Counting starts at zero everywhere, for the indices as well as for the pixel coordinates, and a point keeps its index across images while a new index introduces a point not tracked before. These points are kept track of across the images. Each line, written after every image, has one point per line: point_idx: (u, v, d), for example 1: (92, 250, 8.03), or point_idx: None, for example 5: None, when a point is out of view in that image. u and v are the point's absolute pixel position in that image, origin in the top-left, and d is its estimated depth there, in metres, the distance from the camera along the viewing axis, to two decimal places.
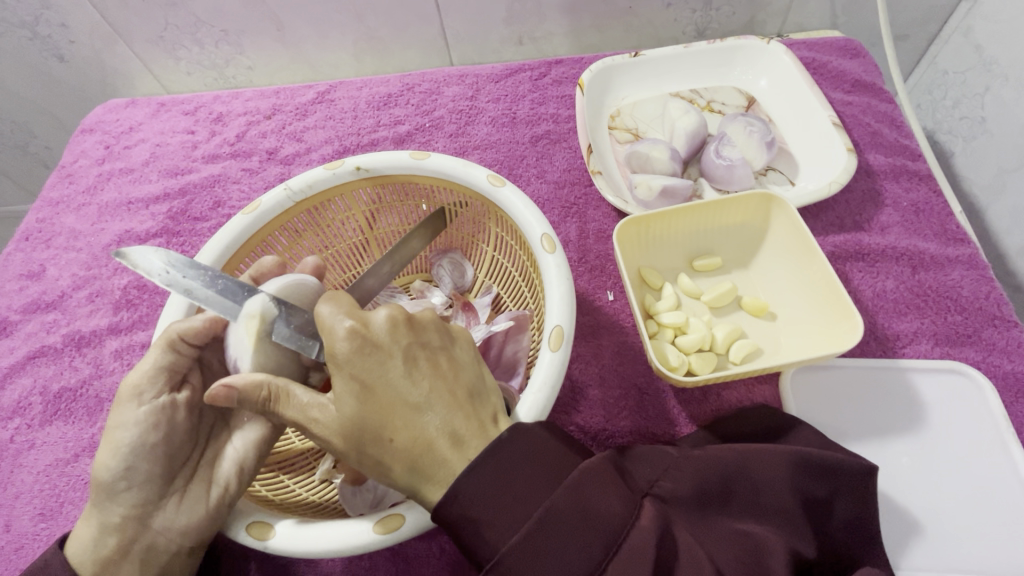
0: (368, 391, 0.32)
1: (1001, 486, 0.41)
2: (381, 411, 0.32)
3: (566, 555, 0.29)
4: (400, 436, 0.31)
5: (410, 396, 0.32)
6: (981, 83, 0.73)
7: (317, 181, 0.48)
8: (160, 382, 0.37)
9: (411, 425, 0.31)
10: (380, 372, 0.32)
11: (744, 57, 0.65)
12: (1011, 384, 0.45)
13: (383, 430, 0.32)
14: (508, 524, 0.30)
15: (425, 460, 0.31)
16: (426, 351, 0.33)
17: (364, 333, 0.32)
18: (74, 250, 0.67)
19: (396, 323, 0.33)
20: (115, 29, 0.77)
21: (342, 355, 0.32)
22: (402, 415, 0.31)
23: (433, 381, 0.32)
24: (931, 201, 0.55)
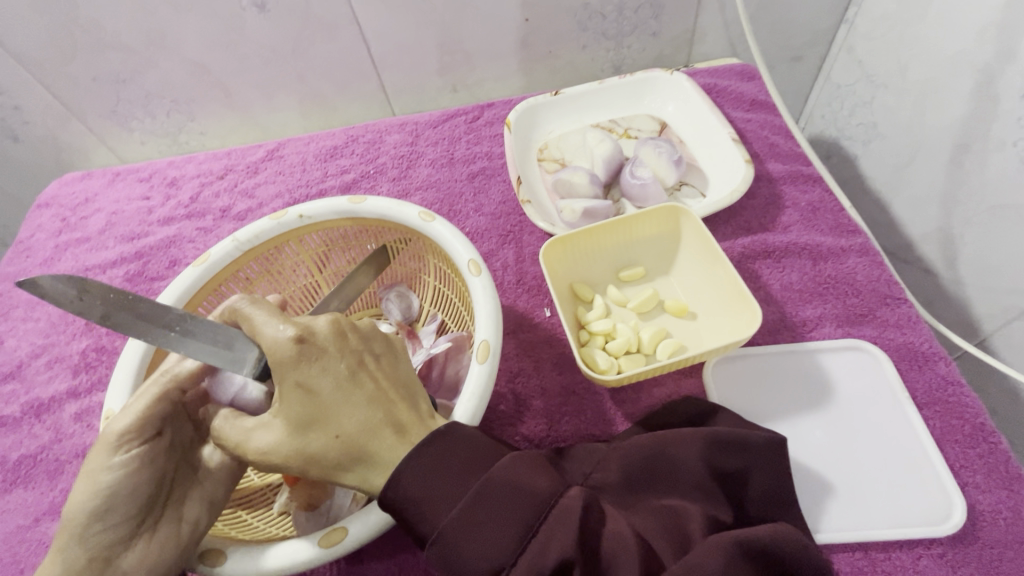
0: (314, 395, 0.34)
1: (904, 446, 0.45)
2: (325, 412, 0.35)
3: (497, 525, 0.32)
4: (346, 431, 0.34)
5: (348, 394, 0.35)
6: (869, 93, 0.82)
7: (263, 232, 0.51)
8: (146, 428, 0.38)
9: (353, 419, 0.35)
10: (321, 376, 0.35)
11: (654, 87, 0.72)
12: (906, 355, 0.50)
13: (328, 427, 0.34)
14: (446, 500, 0.33)
15: (371, 449, 0.35)
16: (368, 355, 0.37)
17: (309, 339, 0.35)
18: (31, 320, 0.68)
19: (338, 331, 0.36)
20: (69, 108, 0.81)
21: (285, 362, 0.34)
22: (344, 412, 0.35)
23: (375, 381, 0.36)
24: (825, 200, 0.62)
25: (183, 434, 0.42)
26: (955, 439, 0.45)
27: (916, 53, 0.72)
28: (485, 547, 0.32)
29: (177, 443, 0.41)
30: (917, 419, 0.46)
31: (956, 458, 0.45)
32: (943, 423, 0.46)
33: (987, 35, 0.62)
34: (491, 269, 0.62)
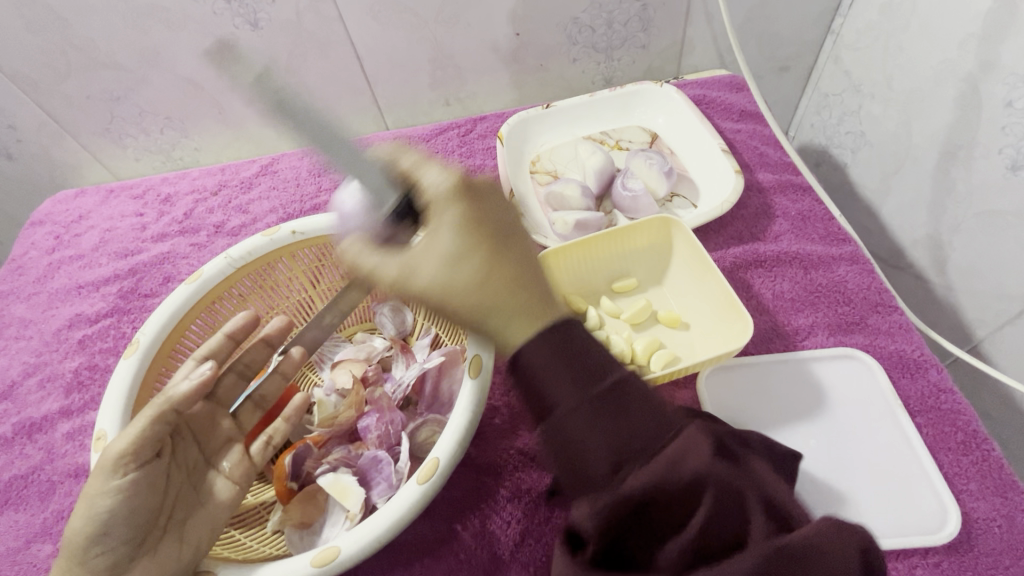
0: (468, 226, 0.38)
1: (898, 453, 0.46)
2: (479, 243, 0.38)
3: (627, 422, 0.33)
4: (502, 269, 0.38)
5: (478, 240, 0.38)
6: (856, 102, 0.83)
7: (256, 248, 0.52)
8: (144, 452, 0.37)
9: (507, 262, 0.38)
10: (477, 217, 0.39)
11: (644, 99, 0.73)
12: (897, 362, 0.50)
13: (478, 263, 0.37)
14: (578, 371, 0.34)
15: (522, 293, 0.37)
16: (511, 218, 0.41)
17: (466, 185, 0.39)
18: (23, 338, 0.68)
19: (493, 189, 0.41)
20: (63, 126, 0.81)
21: (444, 194, 0.39)
22: (498, 252, 0.38)
23: (520, 243, 0.40)
24: (815, 209, 0.62)
25: (186, 452, 0.41)
26: (947, 446, 0.46)
27: (901, 64, 0.73)
28: (610, 436, 0.33)
29: (179, 461, 0.41)
30: (909, 426, 0.46)
31: (950, 465, 0.45)
32: (936, 430, 0.46)
33: (968, 45, 0.63)
34: None
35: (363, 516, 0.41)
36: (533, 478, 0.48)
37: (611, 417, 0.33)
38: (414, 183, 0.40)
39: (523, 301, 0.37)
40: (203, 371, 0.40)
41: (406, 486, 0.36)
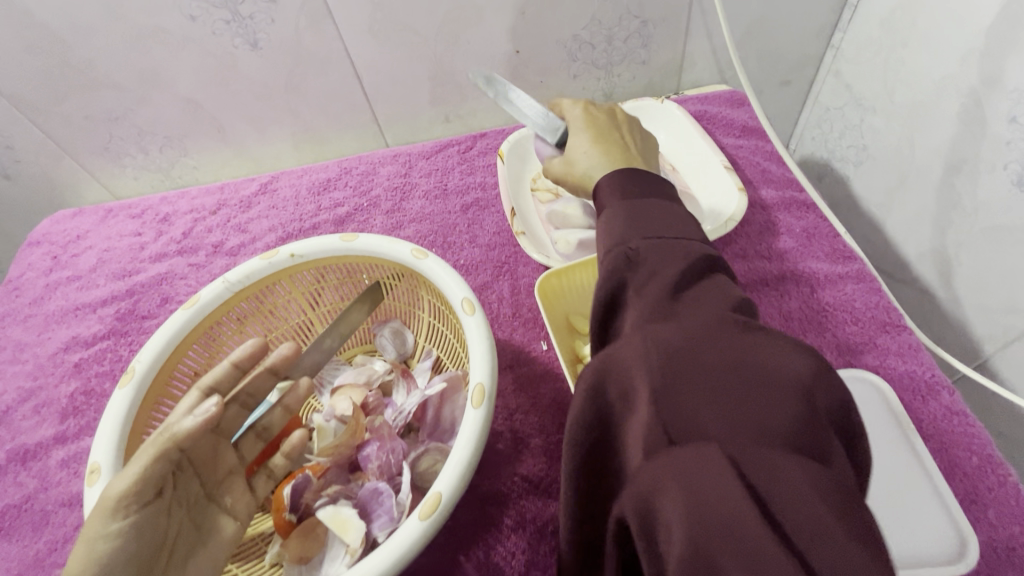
0: (591, 125, 0.50)
1: (911, 476, 0.44)
2: (594, 136, 0.48)
3: (663, 226, 0.35)
4: (607, 144, 0.46)
5: (597, 132, 0.49)
6: (858, 116, 0.82)
7: (254, 272, 0.51)
8: (143, 491, 0.35)
9: (611, 143, 0.47)
10: (599, 123, 0.50)
11: (645, 116, 0.73)
12: (908, 384, 0.49)
13: (593, 144, 0.47)
14: (645, 204, 0.37)
15: (621, 157, 0.45)
16: (626, 129, 0.51)
17: (592, 108, 0.53)
18: (19, 362, 0.67)
19: (614, 113, 0.53)
20: (61, 146, 0.81)
21: (574, 114, 0.52)
22: (610, 140, 0.47)
23: (631, 138, 0.50)
24: (819, 226, 0.62)
25: (185, 488, 0.39)
26: (962, 471, 0.45)
27: (903, 78, 0.73)
28: (642, 226, 0.36)
29: (178, 498, 0.38)
30: (925, 452, 0.45)
31: (965, 492, 0.44)
32: (950, 455, 0.45)
33: (970, 60, 0.63)
34: (487, 301, 0.62)
35: (364, 551, 0.39)
36: (537, 506, 0.47)
37: (660, 240, 0.34)
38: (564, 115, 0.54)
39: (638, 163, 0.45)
40: (209, 406, 0.36)
41: (406, 522, 0.35)
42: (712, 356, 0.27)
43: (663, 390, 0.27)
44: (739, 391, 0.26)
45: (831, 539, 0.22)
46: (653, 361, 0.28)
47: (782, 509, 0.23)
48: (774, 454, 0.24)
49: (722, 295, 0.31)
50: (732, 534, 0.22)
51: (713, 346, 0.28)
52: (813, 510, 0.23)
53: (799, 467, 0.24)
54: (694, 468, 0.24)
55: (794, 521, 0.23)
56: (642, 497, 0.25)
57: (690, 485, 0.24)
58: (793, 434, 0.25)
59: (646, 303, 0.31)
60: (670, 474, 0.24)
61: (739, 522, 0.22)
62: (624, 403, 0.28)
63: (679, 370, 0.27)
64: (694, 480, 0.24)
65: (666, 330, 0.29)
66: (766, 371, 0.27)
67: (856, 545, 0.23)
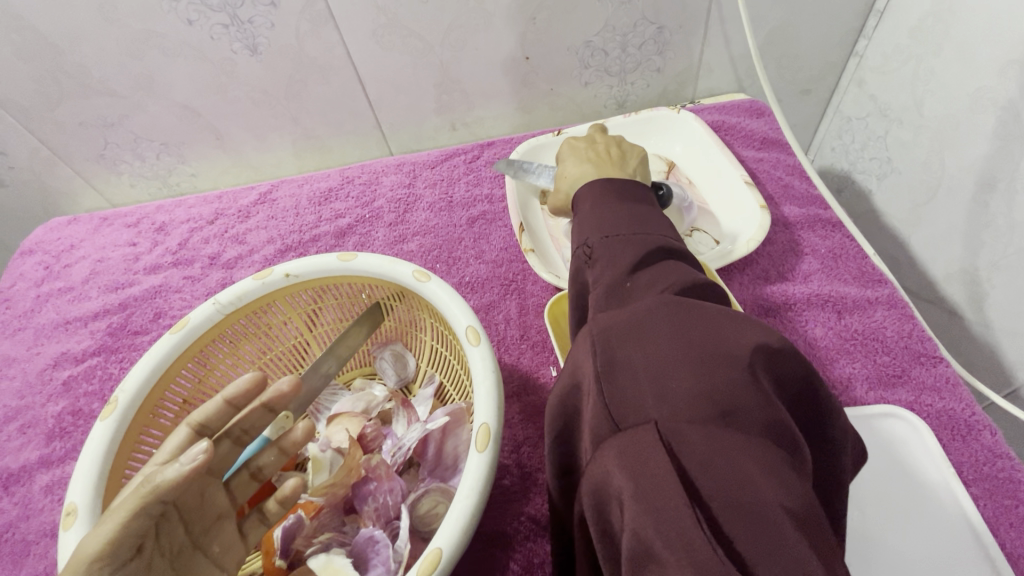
0: (572, 156, 0.57)
1: (952, 529, 0.41)
2: (571, 164, 0.56)
3: (630, 226, 0.39)
4: (577, 171, 0.54)
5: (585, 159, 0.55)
6: (882, 127, 0.79)
7: (247, 292, 0.48)
8: (122, 550, 0.29)
9: (581, 168, 0.54)
10: (575, 151, 0.58)
11: (660, 126, 0.70)
12: (946, 423, 0.46)
13: (569, 175, 0.55)
14: (612, 215, 0.41)
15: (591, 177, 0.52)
16: (609, 147, 0.57)
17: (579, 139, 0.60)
18: (6, 378, 0.65)
19: (601, 137, 0.59)
20: (55, 152, 0.78)
21: (562, 149, 0.60)
22: (585, 164, 0.55)
23: (609, 153, 0.55)
24: (846, 246, 0.58)
25: (170, 537, 0.33)
26: (1008, 521, 0.41)
27: (933, 89, 0.69)
28: (608, 226, 0.40)
29: (164, 550, 0.33)
30: (967, 502, 0.42)
31: (1012, 545, 0.40)
32: (993, 504, 0.42)
33: (1009, 73, 0.60)
34: (493, 322, 0.59)
35: None
36: (546, 549, 0.44)
37: (620, 244, 0.37)
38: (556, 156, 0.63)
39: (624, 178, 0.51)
40: (198, 451, 0.30)
41: None
42: (652, 336, 0.28)
43: (607, 370, 0.27)
44: (674, 365, 0.26)
45: (754, 508, 0.22)
46: (597, 344, 0.29)
47: (703, 474, 0.23)
48: (703, 425, 0.25)
49: (677, 279, 0.33)
50: (651, 500, 0.23)
51: (655, 326, 0.28)
52: (736, 477, 0.23)
53: (726, 436, 0.24)
54: (627, 439, 0.25)
55: (715, 487, 0.23)
56: (590, 476, 0.26)
57: (621, 456, 0.25)
58: (725, 401, 0.25)
59: (604, 297, 0.34)
60: (607, 449, 0.26)
61: (657, 485, 0.23)
62: (576, 385, 0.30)
63: (622, 351, 0.28)
64: (627, 451, 0.25)
65: (613, 315, 0.30)
66: (702, 342, 0.27)
67: (780, 514, 0.22)
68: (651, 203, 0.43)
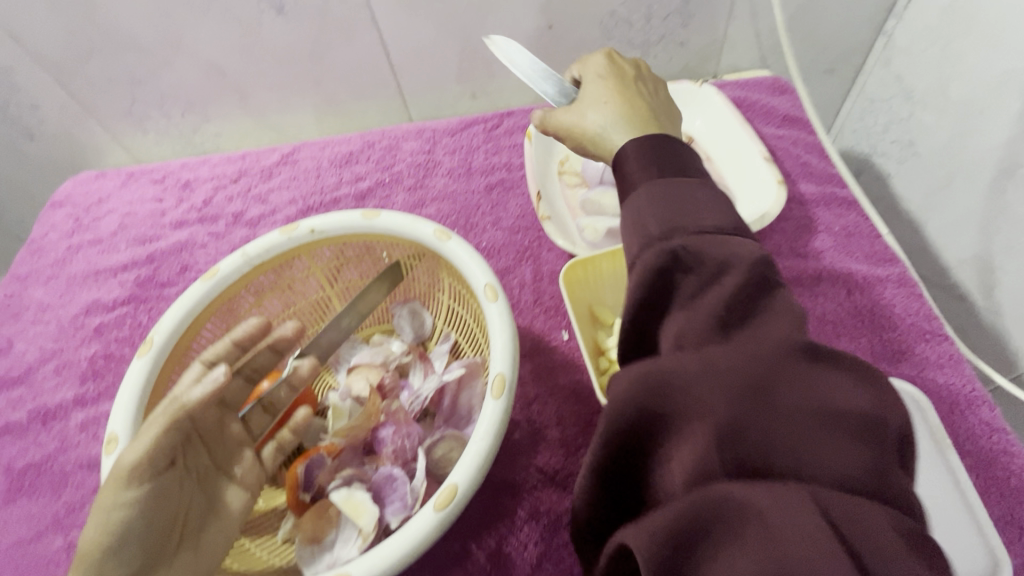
0: (607, 83, 0.44)
1: (943, 494, 0.42)
2: (604, 93, 0.43)
3: None
4: (615, 109, 0.41)
5: (620, 89, 0.43)
6: (905, 109, 0.78)
7: (274, 245, 0.50)
8: (156, 461, 0.35)
9: (618, 104, 0.42)
10: (615, 77, 0.45)
11: (681, 100, 0.70)
12: (945, 397, 0.47)
13: (602, 104, 0.42)
14: (679, 171, 0.33)
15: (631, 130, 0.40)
16: (648, 89, 0.46)
17: (616, 61, 0.47)
18: (40, 323, 0.68)
19: (637, 70, 0.47)
20: (84, 106, 0.80)
21: (594, 66, 0.46)
22: (628, 103, 0.42)
23: (651, 102, 0.44)
24: (860, 225, 0.59)
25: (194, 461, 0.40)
26: (999, 491, 0.43)
27: (960, 71, 0.68)
28: None
29: (190, 471, 0.39)
30: (960, 470, 0.43)
31: (1000, 512, 0.42)
32: (986, 474, 0.44)
33: None
34: (508, 287, 0.60)
35: (377, 535, 0.39)
36: (553, 499, 0.46)
37: None
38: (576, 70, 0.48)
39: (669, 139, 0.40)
40: (217, 375, 0.36)
41: (421, 512, 0.34)
42: (787, 391, 0.25)
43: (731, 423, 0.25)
44: (806, 428, 0.24)
45: None
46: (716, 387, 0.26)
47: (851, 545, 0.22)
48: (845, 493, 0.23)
49: None
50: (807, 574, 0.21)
51: (782, 377, 0.25)
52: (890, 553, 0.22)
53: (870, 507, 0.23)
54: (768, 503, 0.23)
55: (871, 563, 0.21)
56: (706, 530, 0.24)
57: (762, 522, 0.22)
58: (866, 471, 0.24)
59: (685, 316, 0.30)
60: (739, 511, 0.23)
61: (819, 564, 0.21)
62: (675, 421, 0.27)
63: (745, 398, 0.25)
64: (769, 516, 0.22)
65: (727, 351, 0.27)
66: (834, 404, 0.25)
67: None
68: None
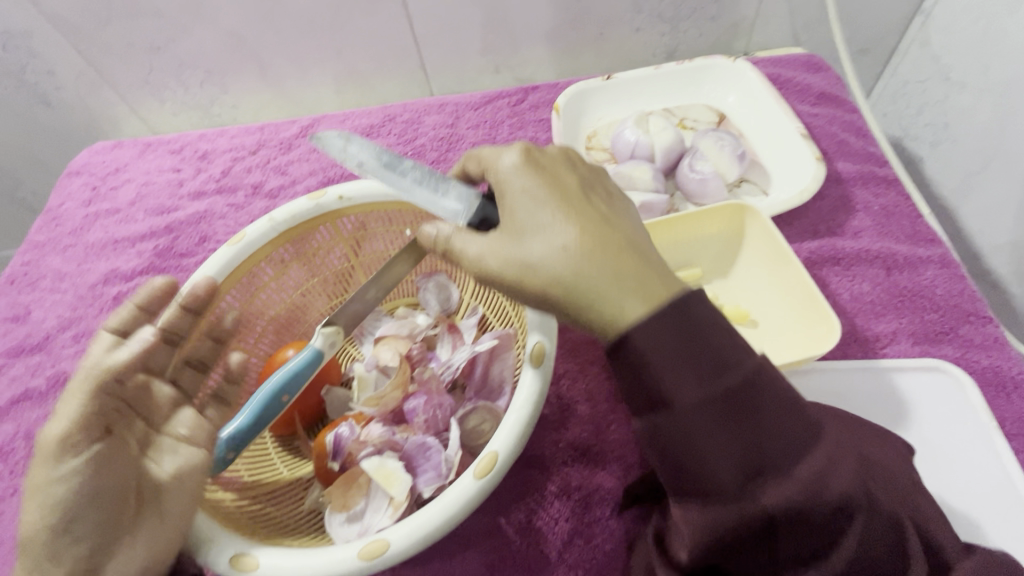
0: (535, 199, 0.36)
1: (989, 478, 0.42)
2: (532, 220, 0.35)
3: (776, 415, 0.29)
4: (567, 246, 0.33)
5: (566, 206, 0.35)
6: (942, 91, 0.76)
7: (301, 212, 0.49)
8: (87, 428, 0.36)
9: (564, 234, 0.34)
10: (534, 188, 0.36)
11: (713, 75, 0.68)
12: (990, 379, 0.46)
13: (551, 243, 0.34)
14: (716, 365, 0.29)
15: (594, 274, 0.32)
16: (591, 189, 0.38)
17: (533, 154, 0.39)
18: (58, 291, 0.67)
19: (558, 158, 0.39)
20: (101, 74, 0.78)
21: (509, 167, 0.38)
22: (581, 231, 0.34)
23: (602, 211, 0.36)
24: (900, 205, 0.57)
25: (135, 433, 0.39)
26: None
27: (1004, 50, 0.66)
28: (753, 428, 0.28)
29: (132, 443, 0.39)
30: (1007, 453, 0.42)
31: None
32: None
33: None
34: None
35: (409, 504, 0.38)
36: (583, 474, 0.45)
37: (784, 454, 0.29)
38: (491, 167, 0.40)
39: (645, 266, 0.33)
40: (145, 335, 0.41)
41: (461, 478, 0.33)
42: None
43: None
44: None
45: None
46: None
47: None
48: None
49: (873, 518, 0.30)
50: None
51: None
52: None
53: None
54: None
55: None
56: None
57: None
58: None
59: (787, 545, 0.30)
60: None
61: None
62: None
63: None
64: None
65: None
66: None
67: None
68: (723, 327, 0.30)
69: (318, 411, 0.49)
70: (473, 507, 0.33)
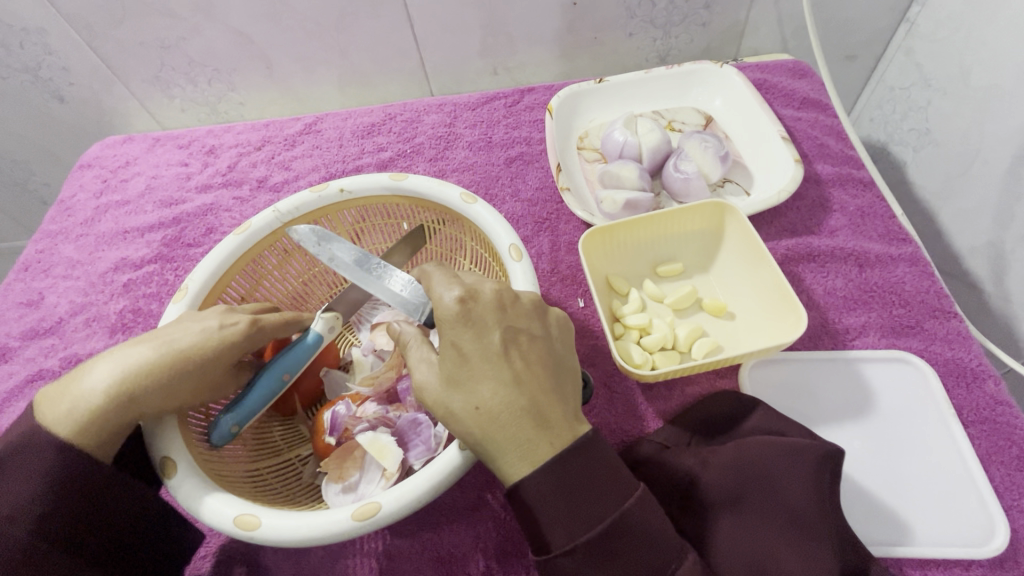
0: (464, 358, 0.34)
1: (945, 462, 0.44)
2: (462, 371, 0.34)
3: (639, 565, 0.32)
4: (482, 407, 0.33)
5: (491, 369, 0.34)
6: (924, 98, 0.78)
7: (304, 204, 0.51)
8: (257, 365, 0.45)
9: (484, 397, 0.33)
10: (471, 340, 0.35)
11: (701, 79, 0.70)
12: (951, 369, 0.49)
13: (468, 400, 0.33)
14: (582, 522, 0.32)
15: (500, 434, 0.33)
16: (524, 334, 0.36)
17: (472, 300, 0.36)
18: (71, 278, 0.70)
19: (498, 297, 0.36)
20: (114, 71, 0.82)
21: (447, 317, 0.35)
22: (495, 392, 0.33)
23: (528, 368, 0.35)
24: (875, 206, 0.60)
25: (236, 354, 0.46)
26: (1000, 460, 0.44)
27: (982, 59, 0.69)
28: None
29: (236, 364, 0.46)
30: (963, 439, 0.45)
31: (1000, 479, 0.44)
32: (988, 444, 0.45)
33: None
34: None
35: (399, 475, 0.41)
36: None
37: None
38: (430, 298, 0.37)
39: (549, 432, 0.33)
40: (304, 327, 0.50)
41: (447, 449, 0.36)
42: None
43: None
44: None
45: None
46: None
47: None
48: None
49: None
50: None
51: None
52: None
53: None
54: None
55: None
56: None
57: None
58: None
59: None
60: None
61: None
62: None
63: None
64: None
65: None
66: None
67: None
68: (592, 481, 0.33)
69: (317, 392, 0.52)
70: (457, 476, 0.36)
